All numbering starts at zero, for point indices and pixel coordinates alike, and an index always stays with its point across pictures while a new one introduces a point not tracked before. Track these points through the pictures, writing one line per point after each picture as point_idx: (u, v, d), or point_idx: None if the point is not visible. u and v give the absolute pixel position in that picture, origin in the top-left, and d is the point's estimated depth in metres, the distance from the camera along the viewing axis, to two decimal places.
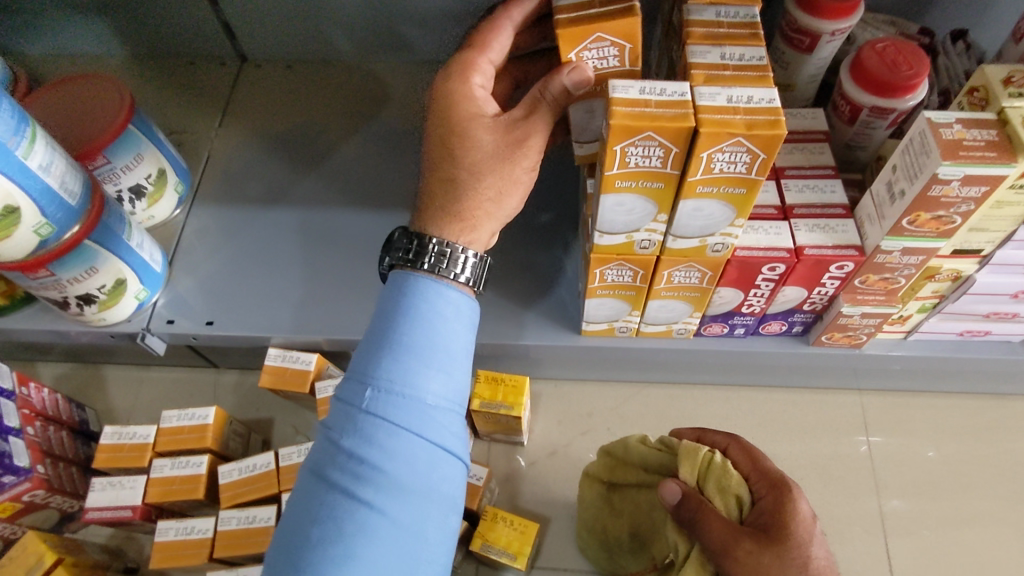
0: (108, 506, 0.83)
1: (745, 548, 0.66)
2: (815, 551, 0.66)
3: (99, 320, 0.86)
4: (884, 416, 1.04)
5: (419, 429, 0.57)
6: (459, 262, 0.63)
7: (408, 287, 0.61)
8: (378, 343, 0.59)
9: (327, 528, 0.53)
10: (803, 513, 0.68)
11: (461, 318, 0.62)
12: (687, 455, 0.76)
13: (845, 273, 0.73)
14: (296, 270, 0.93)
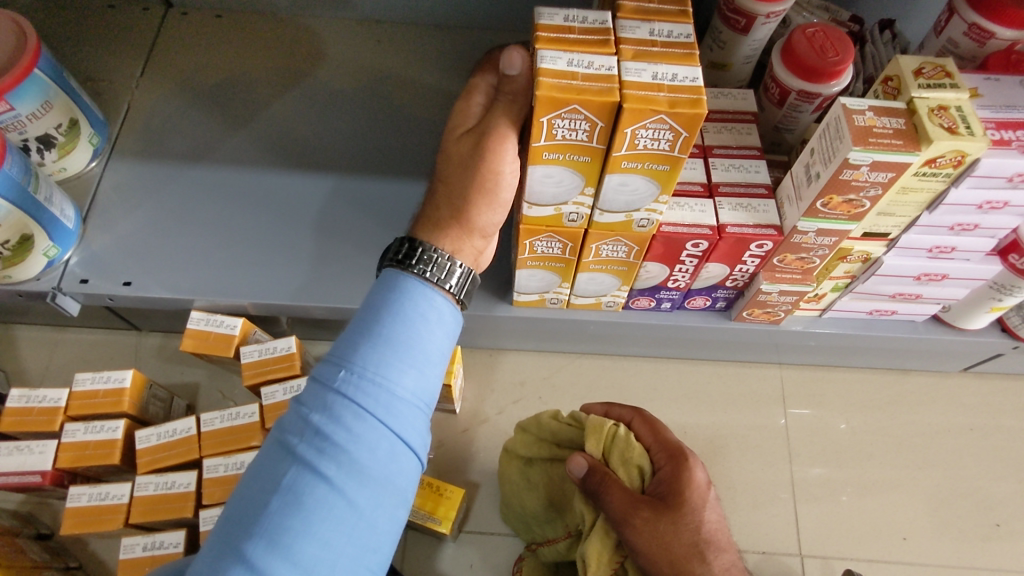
0: (13, 471, 0.80)
1: (643, 517, 0.70)
2: (707, 516, 0.72)
3: (3, 277, 0.81)
4: (801, 388, 1.10)
5: (389, 419, 0.54)
6: (448, 270, 0.61)
7: (394, 282, 0.59)
8: (359, 330, 0.56)
9: (282, 500, 0.49)
10: (697, 481, 0.73)
11: (442, 318, 0.60)
12: (592, 429, 0.78)
13: (763, 251, 0.76)
14: (222, 231, 0.90)
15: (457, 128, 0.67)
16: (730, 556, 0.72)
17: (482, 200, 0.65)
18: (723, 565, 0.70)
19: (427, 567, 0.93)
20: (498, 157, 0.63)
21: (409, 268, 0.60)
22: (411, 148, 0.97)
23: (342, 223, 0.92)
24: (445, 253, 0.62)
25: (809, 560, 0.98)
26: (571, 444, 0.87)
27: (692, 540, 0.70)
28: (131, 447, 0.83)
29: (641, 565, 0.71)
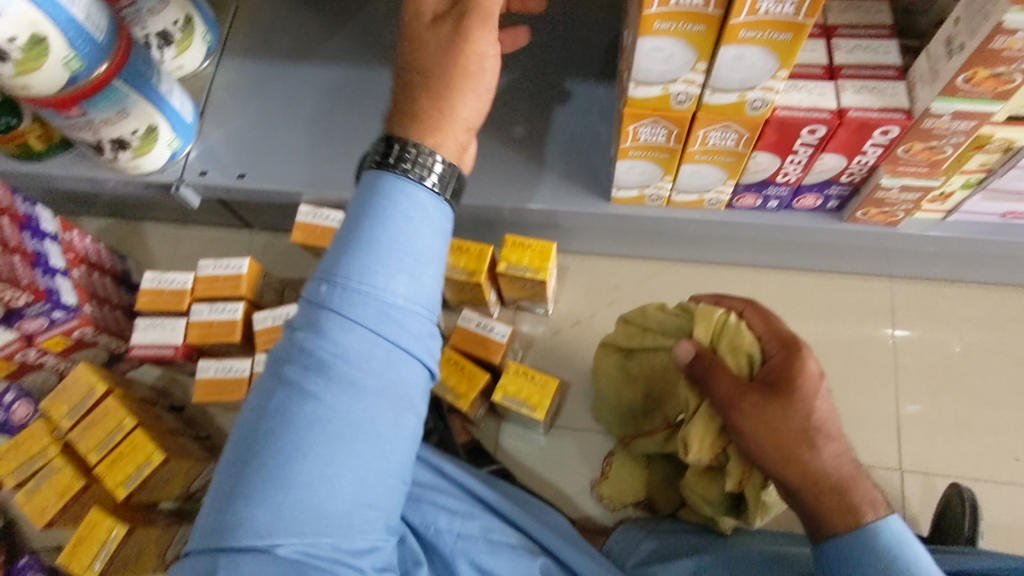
0: (151, 344, 0.88)
1: (750, 402, 0.69)
2: (820, 405, 0.68)
3: (134, 167, 0.87)
4: (911, 303, 1.04)
5: (379, 329, 0.51)
6: (429, 166, 0.53)
7: (373, 184, 0.53)
8: (341, 240, 0.51)
9: (278, 420, 0.49)
10: (810, 371, 0.69)
11: (434, 217, 0.53)
12: (703, 316, 0.79)
13: (888, 139, 0.71)
14: (327, 126, 0.93)
15: (421, 12, 0.58)
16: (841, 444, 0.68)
17: (465, 85, 0.56)
18: (831, 453, 0.67)
19: (519, 456, 0.97)
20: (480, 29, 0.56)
21: (391, 167, 0.53)
22: None
23: None
24: (424, 148, 0.54)
25: (909, 475, 0.95)
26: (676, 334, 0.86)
27: (801, 428, 0.67)
28: (250, 328, 0.90)
29: (747, 449, 0.70)
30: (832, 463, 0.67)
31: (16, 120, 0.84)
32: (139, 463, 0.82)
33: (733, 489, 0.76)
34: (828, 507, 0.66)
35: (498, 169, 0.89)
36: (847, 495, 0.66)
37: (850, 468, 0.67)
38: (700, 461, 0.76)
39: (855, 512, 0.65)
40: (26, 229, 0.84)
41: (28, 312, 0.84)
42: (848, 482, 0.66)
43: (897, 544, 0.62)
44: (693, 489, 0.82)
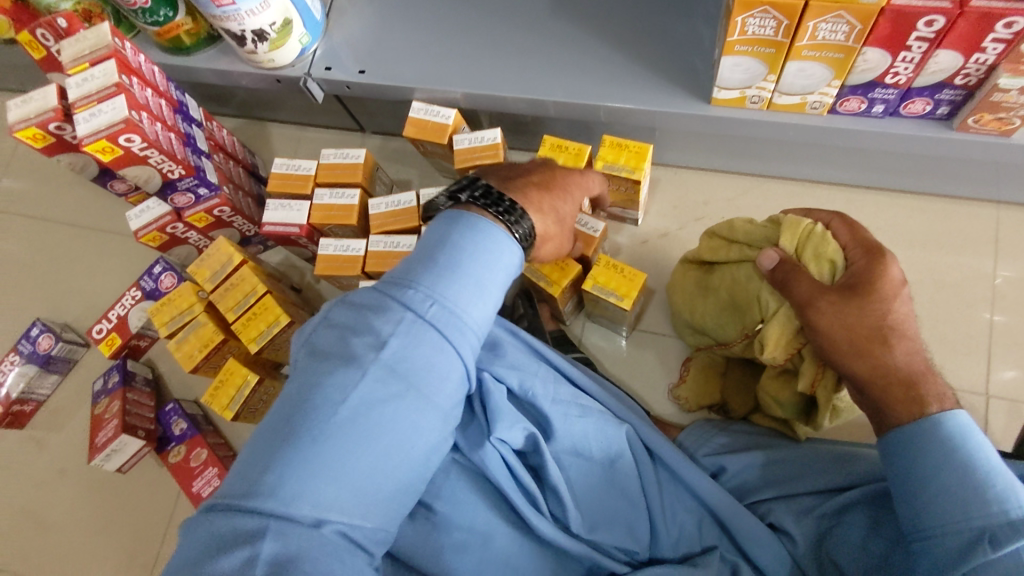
0: (279, 223, 0.97)
1: (828, 300, 0.69)
2: (895, 307, 0.68)
3: (269, 60, 0.97)
4: (1020, 231, 1.00)
5: (459, 347, 0.56)
6: (524, 230, 0.63)
7: (466, 221, 0.60)
8: (429, 258, 0.58)
9: (354, 407, 0.50)
10: (888, 278, 0.69)
11: (510, 268, 0.62)
12: (789, 226, 0.78)
13: (1011, 33, 0.68)
14: (440, 28, 0.98)
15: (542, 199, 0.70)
16: (912, 343, 0.68)
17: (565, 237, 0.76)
18: (902, 350, 0.67)
19: (600, 354, 1.03)
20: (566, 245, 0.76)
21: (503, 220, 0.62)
22: None
23: (547, 24, 0.96)
24: (524, 215, 0.63)
25: (996, 401, 0.94)
26: (763, 244, 0.82)
27: (874, 327, 0.68)
28: (364, 214, 0.98)
29: (820, 345, 0.71)
30: (904, 359, 0.67)
31: (172, 13, 0.94)
32: (268, 324, 0.93)
33: (805, 389, 0.77)
34: (896, 400, 0.66)
35: (601, 71, 0.92)
36: (914, 389, 0.66)
37: (921, 366, 0.67)
38: (775, 358, 0.78)
39: (923, 404, 0.65)
40: (178, 112, 0.95)
41: (179, 187, 0.94)
42: (918, 377, 0.66)
43: (964, 434, 0.62)
44: (767, 391, 0.84)
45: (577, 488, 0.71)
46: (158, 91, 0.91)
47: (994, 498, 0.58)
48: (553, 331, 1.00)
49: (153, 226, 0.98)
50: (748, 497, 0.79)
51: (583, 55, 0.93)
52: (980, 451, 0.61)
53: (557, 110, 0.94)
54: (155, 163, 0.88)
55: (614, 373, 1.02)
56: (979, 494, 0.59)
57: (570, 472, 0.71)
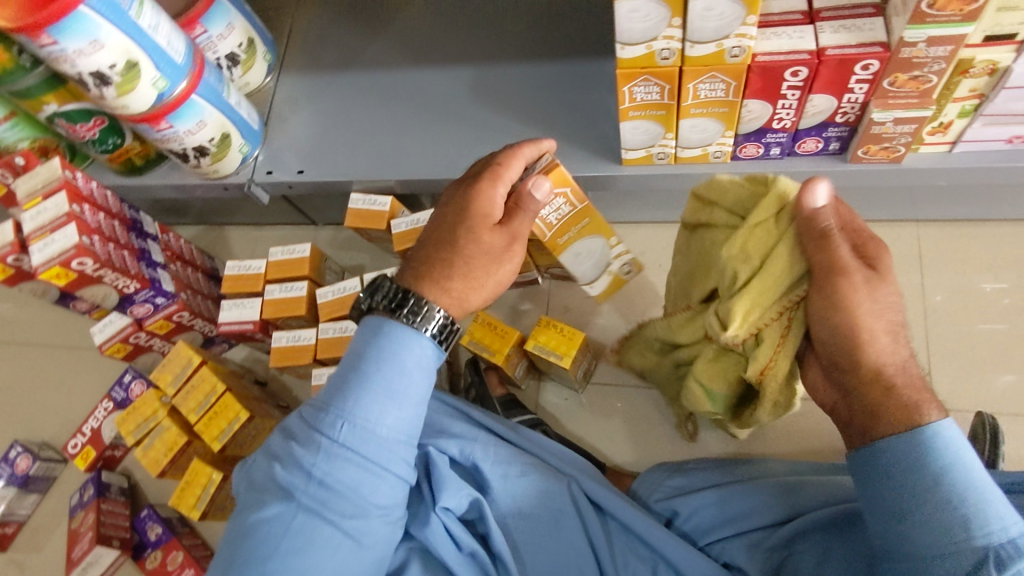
0: (234, 321, 1.03)
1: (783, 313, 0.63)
2: (864, 323, 0.58)
3: (214, 171, 1.03)
4: (942, 246, 1.05)
5: (379, 459, 0.57)
6: (429, 317, 0.60)
7: (376, 330, 0.60)
8: (345, 373, 0.59)
9: (286, 540, 0.54)
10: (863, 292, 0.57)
11: (424, 362, 0.61)
12: (772, 190, 0.64)
13: (871, 74, 0.74)
14: (371, 123, 1.06)
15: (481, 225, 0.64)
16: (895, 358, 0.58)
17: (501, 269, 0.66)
18: (878, 354, 0.58)
19: (557, 412, 1.05)
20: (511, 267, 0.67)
21: (401, 318, 0.60)
22: (526, 34, 1.06)
23: (467, 108, 1.03)
24: (429, 304, 0.61)
25: (944, 413, 0.96)
26: (739, 209, 0.70)
27: (836, 344, 0.59)
28: (314, 303, 1.03)
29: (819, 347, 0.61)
30: (874, 380, 0.58)
31: (120, 139, 1.01)
32: (229, 421, 0.96)
33: (752, 378, 0.66)
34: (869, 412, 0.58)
35: (520, 145, 0.99)
36: (901, 398, 0.57)
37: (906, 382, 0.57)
38: (733, 339, 0.65)
39: (903, 419, 0.56)
40: (132, 230, 1.00)
41: (137, 299, 0.99)
42: (895, 395, 0.57)
43: (952, 450, 0.54)
44: (700, 374, 0.76)
45: (524, 550, 0.73)
46: (111, 213, 0.97)
47: (977, 520, 0.51)
48: (503, 396, 1.04)
49: (115, 337, 1.04)
50: (704, 538, 0.79)
51: (502, 132, 1.00)
52: (968, 468, 0.53)
53: None
54: (110, 281, 0.93)
55: (572, 429, 1.04)
56: (962, 515, 0.52)
57: (517, 532, 0.74)
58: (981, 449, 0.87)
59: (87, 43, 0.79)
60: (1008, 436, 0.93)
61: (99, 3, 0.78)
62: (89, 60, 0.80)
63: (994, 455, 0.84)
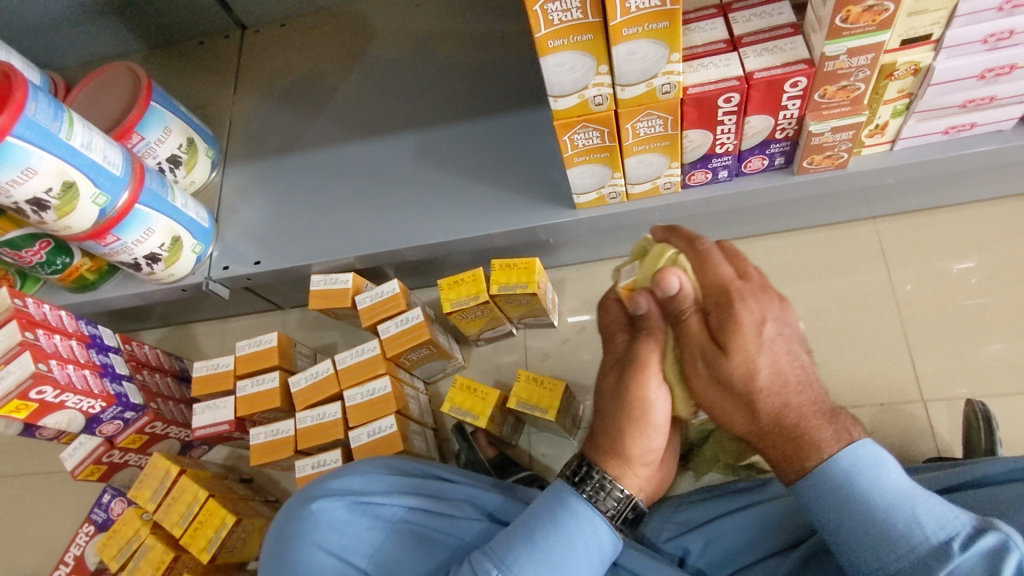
0: (209, 424, 1.00)
1: (701, 361, 0.61)
2: (761, 359, 0.58)
3: (169, 275, 1.02)
4: (902, 238, 1.06)
5: None
6: (613, 494, 0.65)
7: (561, 498, 0.65)
8: (518, 534, 0.63)
9: None
10: (749, 322, 0.58)
11: (598, 545, 0.64)
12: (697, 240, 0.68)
13: (801, 90, 0.75)
14: (322, 203, 1.05)
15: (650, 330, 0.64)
16: (800, 382, 0.59)
17: (635, 429, 0.66)
18: (767, 380, 0.58)
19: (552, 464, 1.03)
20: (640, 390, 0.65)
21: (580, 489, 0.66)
22: (463, 93, 1.07)
23: (416, 174, 1.03)
24: (616, 481, 0.65)
25: (934, 405, 0.95)
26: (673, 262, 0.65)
27: (741, 387, 0.59)
28: (288, 392, 1.00)
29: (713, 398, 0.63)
30: (777, 415, 0.58)
31: (69, 258, 0.99)
32: (216, 528, 0.92)
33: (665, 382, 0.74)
34: (776, 440, 0.59)
35: (473, 203, 0.99)
36: (800, 445, 0.58)
37: (801, 414, 0.58)
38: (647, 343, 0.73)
39: (802, 453, 0.58)
40: (92, 346, 0.97)
41: (104, 417, 0.96)
42: (798, 429, 0.58)
43: (855, 474, 0.56)
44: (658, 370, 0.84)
45: None
46: (68, 334, 0.94)
47: (898, 536, 0.53)
48: (494, 457, 1.02)
49: (87, 459, 1.01)
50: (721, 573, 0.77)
51: (453, 193, 1.00)
52: (871, 487, 0.55)
53: (444, 248, 0.99)
54: (74, 404, 0.90)
55: None
56: (882, 535, 0.54)
57: None
58: (978, 438, 0.86)
59: (19, 171, 0.77)
60: (1000, 418, 0.93)
61: (28, 130, 0.77)
62: (24, 188, 0.79)
63: (992, 443, 0.83)
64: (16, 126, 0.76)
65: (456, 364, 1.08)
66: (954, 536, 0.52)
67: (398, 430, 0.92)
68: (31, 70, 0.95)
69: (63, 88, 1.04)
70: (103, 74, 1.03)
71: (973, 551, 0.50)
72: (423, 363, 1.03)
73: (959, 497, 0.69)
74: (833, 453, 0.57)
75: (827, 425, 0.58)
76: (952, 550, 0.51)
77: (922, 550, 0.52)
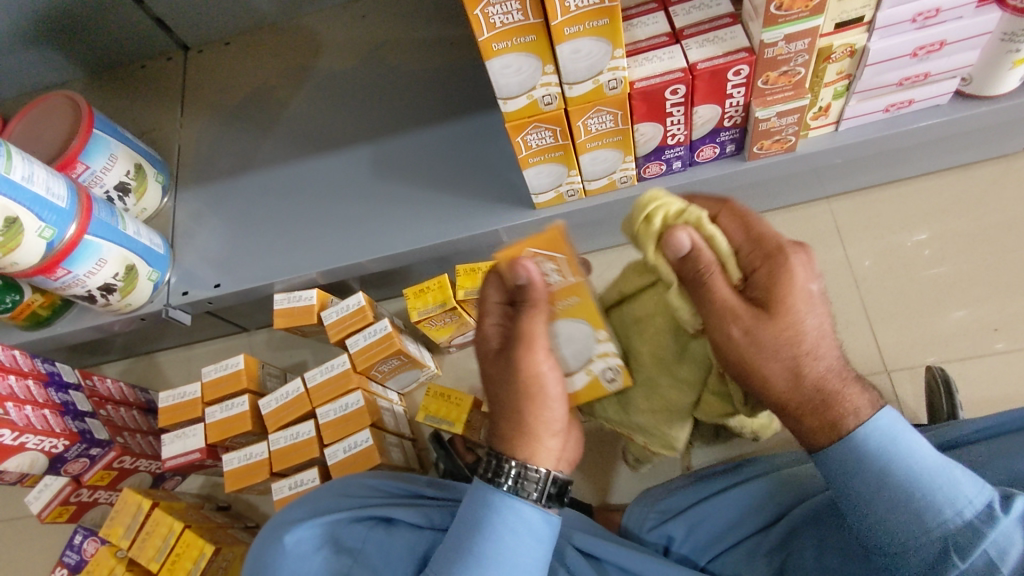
0: (179, 454, 0.98)
1: (740, 329, 0.55)
2: (808, 322, 0.55)
3: (126, 305, 0.99)
4: (854, 215, 1.08)
5: None
6: (532, 478, 0.61)
7: (482, 498, 0.61)
8: (454, 549, 0.60)
9: None
10: (802, 278, 0.55)
11: (534, 531, 0.61)
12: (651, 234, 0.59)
13: (744, 77, 0.77)
14: (280, 221, 1.04)
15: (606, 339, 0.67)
16: (833, 345, 0.57)
17: (533, 406, 0.62)
18: (811, 337, 0.55)
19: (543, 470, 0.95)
20: (529, 361, 0.61)
21: (499, 483, 0.61)
22: (415, 101, 1.06)
23: (374, 186, 1.02)
24: (532, 465, 0.61)
25: (896, 374, 0.98)
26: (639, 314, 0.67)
27: (787, 353, 0.55)
28: (258, 415, 0.99)
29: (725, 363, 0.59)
30: (817, 385, 0.56)
31: (18, 296, 0.96)
32: (194, 559, 0.91)
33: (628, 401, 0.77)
34: (803, 416, 0.57)
35: (433, 210, 0.98)
36: (830, 409, 0.56)
37: (838, 377, 0.56)
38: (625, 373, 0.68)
39: (836, 425, 0.55)
40: (50, 384, 0.94)
41: (68, 456, 0.93)
42: (832, 396, 0.56)
43: (892, 442, 0.54)
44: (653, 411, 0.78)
45: None
46: (23, 373, 0.91)
47: (940, 505, 0.52)
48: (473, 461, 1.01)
49: (54, 501, 0.97)
50: (704, 557, 0.78)
51: (412, 202, 1.00)
52: (911, 453, 0.54)
53: (407, 257, 0.99)
54: (35, 445, 0.87)
55: None
56: (925, 504, 0.52)
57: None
58: (939, 402, 0.89)
59: None
60: (959, 382, 0.96)
61: None
62: None
63: (952, 407, 0.86)
64: None
65: (430, 373, 1.08)
66: (991, 501, 0.52)
67: (374, 443, 0.91)
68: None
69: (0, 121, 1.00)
70: (42, 105, 1.00)
71: (1011, 514, 0.52)
72: (396, 374, 1.02)
73: None
74: (863, 420, 0.55)
75: (859, 391, 0.56)
76: (996, 513, 0.52)
77: (966, 515, 0.52)
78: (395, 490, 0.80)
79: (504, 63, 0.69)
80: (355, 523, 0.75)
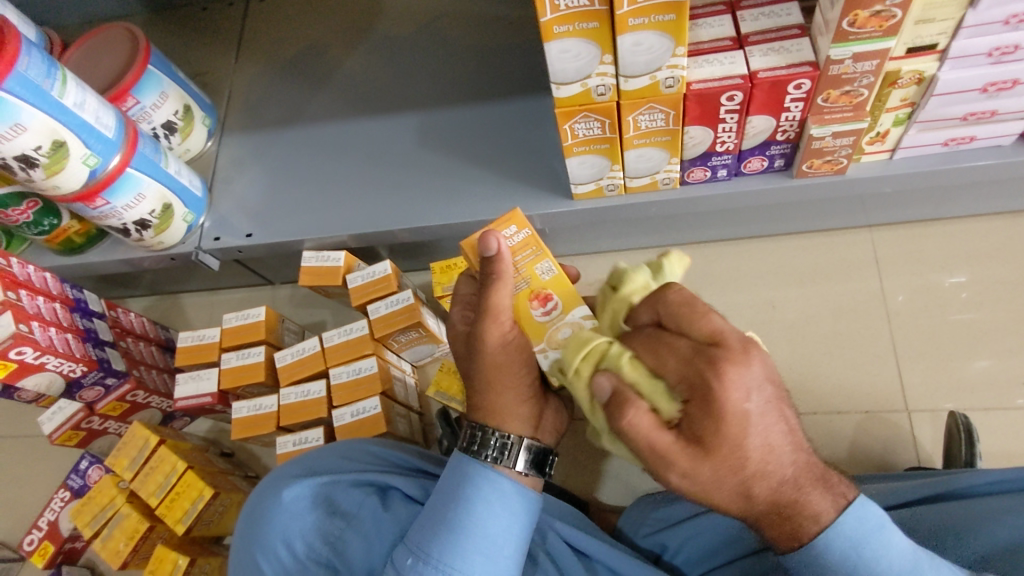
0: (191, 395, 0.99)
1: (679, 466, 0.49)
2: (750, 445, 0.48)
3: (158, 242, 1.01)
4: (895, 248, 1.06)
5: None
6: (507, 447, 0.61)
7: (464, 472, 0.61)
8: (432, 518, 0.61)
9: None
10: (735, 403, 0.47)
11: (512, 504, 0.61)
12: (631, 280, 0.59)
13: (805, 92, 0.75)
14: (317, 179, 1.04)
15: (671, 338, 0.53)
16: (793, 450, 0.50)
17: (501, 379, 0.62)
18: (751, 463, 0.48)
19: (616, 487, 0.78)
20: (495, 333, 0.59)
21: (478, 455, 0.62)
22: (466, 77, 1.06)
23: (415, 156, 1.02)
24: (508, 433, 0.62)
25: (916, 415, 0.96)
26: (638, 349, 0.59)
27: (733, 481, 0.49)
28: (273, 367, 1.00)
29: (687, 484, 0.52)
30: (772, 497, 0.50)
31: (56, 220, 0.98)
32: (193, 500, 0.92)
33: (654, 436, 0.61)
34: (767, 525, 0.52)
35: (470, 188, 0.98)
36: (790, 518, 0.51)
37: (796, 487, 0.51)
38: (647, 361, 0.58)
39: (799, 530, 0.52)
40: (76, 310, 0.96)
41: (85, 382, 0.95)
42: (791, 507, 0.51)
43: (859, 545, 0.51)
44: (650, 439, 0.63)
45: None
46: (51, 296, 0.93)
47: None
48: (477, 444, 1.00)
49: (66, 424, 1.00)
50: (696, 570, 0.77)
51: (450, 176, 0.99)
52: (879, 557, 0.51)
53: (438, 232, 0.99)
54: (54, 367, 0.89)
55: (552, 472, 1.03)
56: None
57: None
58: (958, 449, 0.87)
59: (8, 128, 0.76)
60: (980, 432, 0.93)
61: (18, 86, 0.75)
62: (12, 144, 0.78)
63: (971, 456, 0.84)
64: (6, 80, 0.74)
65: (444, 350, 1.08)
66: None
67: (382, 411, 0.92)
68: (27, 26, 0.94)
69: (59, 47, 1.02)
70: (101, 34, 1.01)
71: None
72: (411, 346, 1.03)
73: (939, 507, 0.69)
74: (834, 519, 0.51)
75: (824, 494, 0.52)
76: None
77: None
78: (398, 461, 0.80)
79: (563, 48, 0.68)
80: (355, 488, 0.76)
